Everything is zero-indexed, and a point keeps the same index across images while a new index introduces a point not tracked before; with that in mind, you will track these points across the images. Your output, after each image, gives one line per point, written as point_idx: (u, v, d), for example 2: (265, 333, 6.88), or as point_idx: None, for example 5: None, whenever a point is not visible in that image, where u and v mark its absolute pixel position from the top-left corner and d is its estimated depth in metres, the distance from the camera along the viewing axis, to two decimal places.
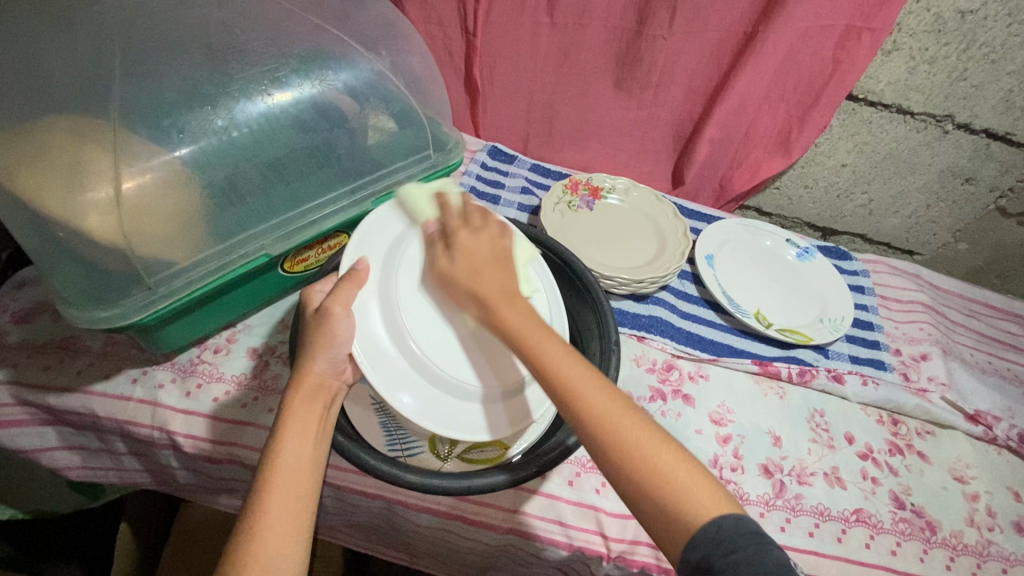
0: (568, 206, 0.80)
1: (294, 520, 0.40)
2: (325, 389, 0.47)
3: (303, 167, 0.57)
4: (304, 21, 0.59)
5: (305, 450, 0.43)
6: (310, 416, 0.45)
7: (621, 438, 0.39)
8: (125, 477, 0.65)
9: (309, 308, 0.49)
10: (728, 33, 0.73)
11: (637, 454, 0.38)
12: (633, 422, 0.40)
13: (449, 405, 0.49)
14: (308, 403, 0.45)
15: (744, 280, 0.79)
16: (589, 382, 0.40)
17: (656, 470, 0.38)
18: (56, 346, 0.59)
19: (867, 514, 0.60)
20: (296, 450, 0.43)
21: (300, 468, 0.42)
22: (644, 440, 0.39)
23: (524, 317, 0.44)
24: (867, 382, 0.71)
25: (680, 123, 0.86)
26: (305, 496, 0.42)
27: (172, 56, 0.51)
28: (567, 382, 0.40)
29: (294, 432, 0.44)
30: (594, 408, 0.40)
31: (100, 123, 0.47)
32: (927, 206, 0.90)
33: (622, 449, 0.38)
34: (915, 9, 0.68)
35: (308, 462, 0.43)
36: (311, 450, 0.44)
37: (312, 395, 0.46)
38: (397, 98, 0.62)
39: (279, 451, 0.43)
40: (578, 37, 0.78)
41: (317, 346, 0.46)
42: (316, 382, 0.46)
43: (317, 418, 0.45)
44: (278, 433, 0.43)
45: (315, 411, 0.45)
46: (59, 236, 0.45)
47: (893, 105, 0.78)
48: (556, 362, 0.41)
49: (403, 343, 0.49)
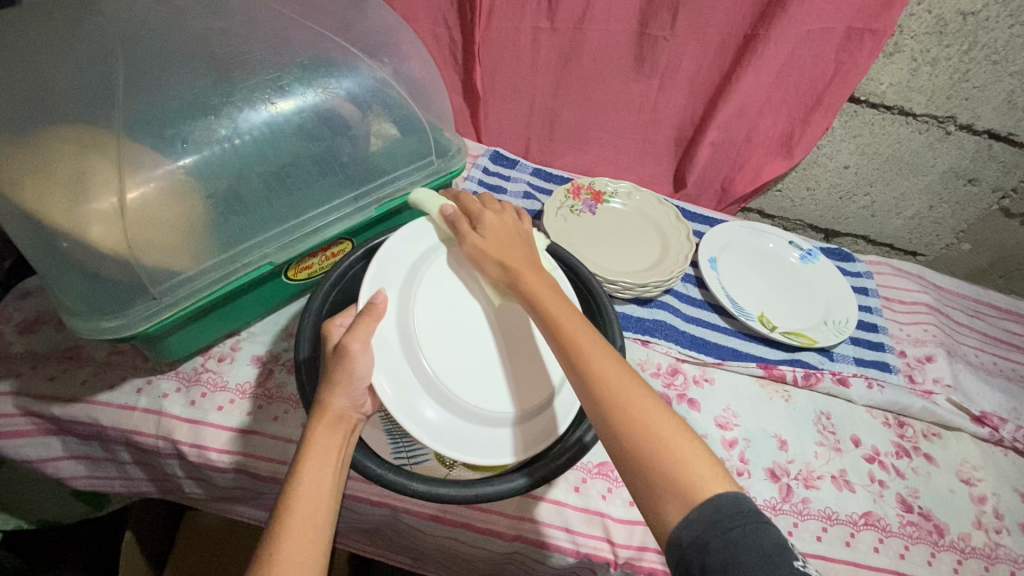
0: (571, 210, 0.80)
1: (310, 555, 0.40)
2: (345, 421, 0.46)
3: (306, 175, 0.56)
4: (307, 29, 0.59)
5: (327, 478, 0.43)
6: (330, 448, 0.44)
7: (622, 404, 0.40)
8: (129, 486, 0.64)
9: (330, 343, 0.48)
10: (730, 36, 0.73)
11: (644, 421, 0.40)
12: (640, 393, 0.41)
13: (467, 429, 0.49)
14: (331, 433, 0.45)
15: (747, 283, 0.79)
16: (603, 353, 0.43)
17: (660, 437, 0.39)
18: (60, 356, 0.59)
19: (875, 517, 0.60)
20: (316, 480, 0.43)
21: (318, 502, 0.42)
22: (649, 412, 0.40)
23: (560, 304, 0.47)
24: (872, 385, 0.71)
25: (681, 126, 0.86)
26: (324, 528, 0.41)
27: (175, 66, 0.52)
28: (581, 346, 0.44)
29: (317, 461, 0.44)
30: (605, 380, 0.41)
31: (104, 133, 0.47)
32: (930, 207, 0.90)
33: (629, 415, 0.40)
34: (916, 11, 0.68)
35: (326, 496, 0.42)
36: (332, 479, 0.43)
37: (333, 426, 0.45)
38: (400, 105, 0.62)
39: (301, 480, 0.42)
40: (580, 42, 0.78)
41: (335, 382, 0.46)
42: (337, 414, 0.46)
43: (337, 451, 0.45)
44: (298, 464, 0.43)
45: (335, 444, 0.45)
46: (64, 246, 0.45)
47: (895, 107, 0.78)
48: (568, 325, 0.45)
49: (416, 361, 0.49)
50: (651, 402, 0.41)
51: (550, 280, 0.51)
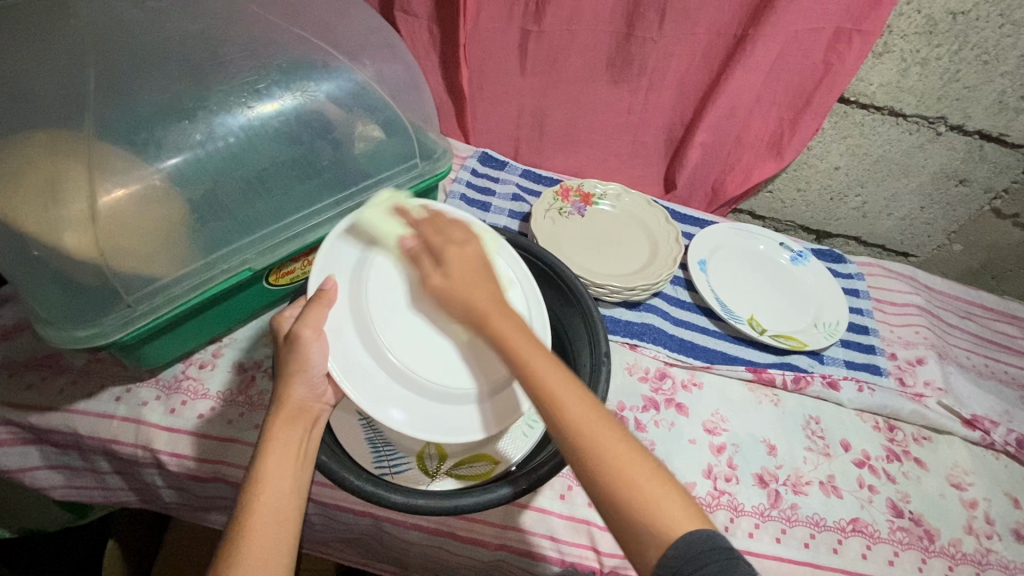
0: (559, 212, 0.80)
1: (275, 549, 0.38)
2: (306, 413, 0.45)
3: (286, 179, 0.56)
4: (287, 31, 0.58)
5: (287, 471, 0.41)
6: (291, 441, 0.43)
7: (595, 448, 0.37)
8: (110, 495, 0.63)
9: (280, 334, 0.48)
10: (718, 36, 0.73)
11: (614, 464, 0.36)
12: (610, 435, 0.37)
13: (436, 411, 0.48)
14: (292, 427, 0.44)
15: (737, 286, 0.78)
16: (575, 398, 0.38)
17: (631, 488, 0.36)
18: (38, 364, 0.59)
19: (864, 523, 0.60)
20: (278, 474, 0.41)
21: (283, 494, 0.40)
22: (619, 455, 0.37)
23: (517, 328, 0.41)
24: (862, 389, 0.70)
25: (671, 127, 0.85)
26: (289, 524, 0.39)
27: (150, 69, 0.51)
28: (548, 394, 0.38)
29: (278, 454, 0.42)
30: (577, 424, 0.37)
31: (76, 138, 0.46)
32: (921, 208, 0.89)
33: (604, 466, 0.36)
34: (905, 11, 0.68)
35: (291, 487, 0.41)
36: (295, 472, 0.42)
37: (292, 419, 0.44)
38: (383, 107, 0.61)
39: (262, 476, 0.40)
40: (567, 43, 0.77)
41: (292, 371, 0.44)
42: (297, 407, 0.45)
43: (298, 443, 0.43)
44: (259, 457, 0.41)
45: (296, 436, 0.44)
46: (35, 254, 0.44)
47: (886, 108, 0.77)
48: (541, 369, 0.39)
49: (381, 355, 0.48)
50: (624, 447, 0.37)
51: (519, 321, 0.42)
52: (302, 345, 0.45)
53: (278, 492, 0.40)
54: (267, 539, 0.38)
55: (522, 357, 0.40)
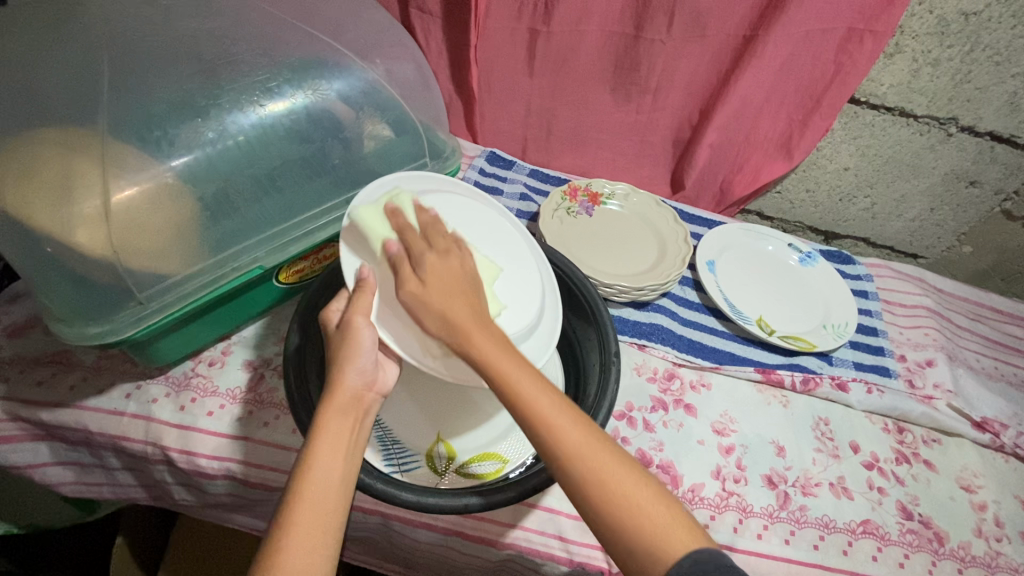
0: (567, 212, 0.80)
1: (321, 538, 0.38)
2: (359, 402, 0.45)
3: (296, 177, 0.56)
4: (298, 30, 0.58)
5: (337, 460, 0.41)
6: (342, 430, 0.43)
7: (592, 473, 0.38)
8: (119, 492, 0.64)
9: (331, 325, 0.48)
10: (728, 36, 0.72)
11: (608, 482, 0.38)
12: (601, 451, 0.39)
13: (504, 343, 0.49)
14: (342, 416, 0.43)
15: (745, 287, 0.78)
16: (570, 418, 0.39)
17: (628, 502, 0.37)
18: (48, 360, 0.59)
19: (874, 525, 0.59)
20: (330, 463, 0.41)
21: (332, 483, 0.40)
22: (615, 470, 0.38)
23: (498, 345, 0.40)
24: (872, 390, 0.70)
25: (680, 127, 0.85)
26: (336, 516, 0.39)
27: (163, 67, 0.51)
28: (539, 413, 0.38)
29: (333, 442, 0.42)
30: (571, 442, 0.38)
31: (88, 136, 0.46)
32: (931, 210, 0.89)
33: (603, 486, 0.37)
34: (917, 11, 0.67)
35: (340, 478, 0.41)
36: (346, 460, 0.42)
37: (344, 410, 0.44)
38: (393, 106, 0.61)
39: (315, 463, 0.40)
40: (576, 42, 0.77)
41: (343, 360, 0.45)
42: (349, 396, 0.44)
43: (350, 432, 0.43)
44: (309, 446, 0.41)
45: (345, 426, 0.43)
46: (48, 251, 0.44)
47: (896, 108, 0.77)
48: (530, 393, 0.39)
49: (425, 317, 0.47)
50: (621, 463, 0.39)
51: (497, 333, 0.41)
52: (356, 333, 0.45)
53: (331, 480, 0.40)
54: (316, 526, 0.38)
55: (513, 383, 0.39)
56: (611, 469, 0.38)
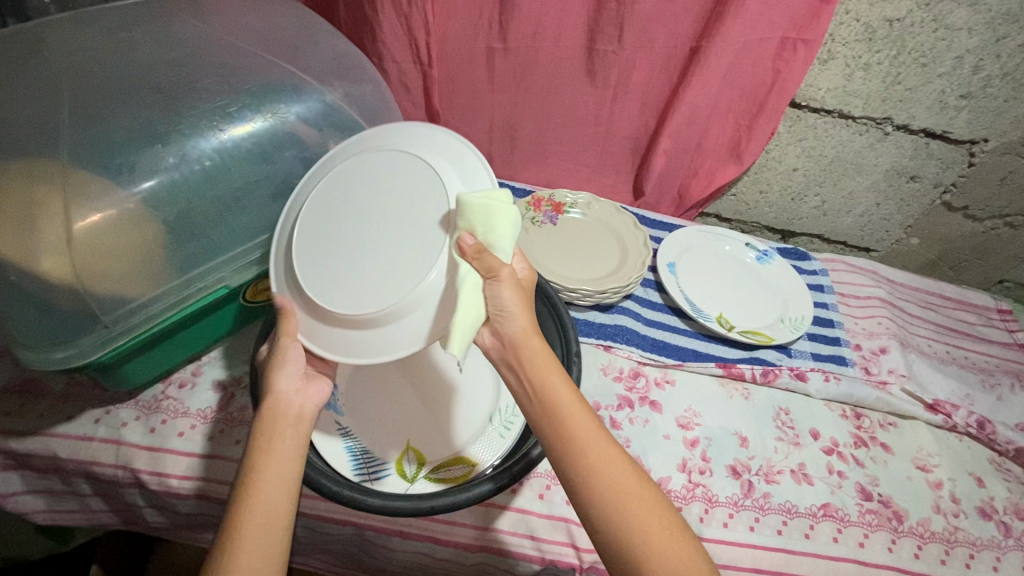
0: (531, 222, 0.82)
1: (267, 535, 0.40)
2: (287, 414, 0.47)
3: (259, 198, 0.58)
4: (256, 56, 0.60)
5: (273, 469, 0.43)
6: (277, 437, 0.45)
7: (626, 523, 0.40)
8: (92, 519, 0.63)
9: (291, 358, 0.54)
10: (674, 49, 0.77)
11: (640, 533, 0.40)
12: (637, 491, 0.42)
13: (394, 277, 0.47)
14: (276, 425, 0.45)
15: (706, 286, 0.81)
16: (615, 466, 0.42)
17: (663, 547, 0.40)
18: (15, 390, 0.59)
19: (834, 508, 0.62)
20: (268, 468, 0.43)
21: (278, 482, 0.42)
22: (650, 511, 0.41)
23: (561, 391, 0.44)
24: (829, 378, 0.73)
25: (636, 136, 0.88)
26: (279, 516, 0.41)
27: (124, 97, 0.52)
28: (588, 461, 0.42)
29: (267, 450, 0.44)
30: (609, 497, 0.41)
31: (51, 165, 0.47)
32: (877, 205, 0.94)
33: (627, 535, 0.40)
34: (845, 20, 0.72)
35: (282, 477, 0.43)
36: (283, 462, 0.43)
37: (274, 419, 0.46)
38: (351, 125, 0.64)
39: (255, 474, 0.42)
40: (531, 59, 0.80)
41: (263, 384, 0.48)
42: (276, 408, 0.47)
43: (284, 438, 0.45)
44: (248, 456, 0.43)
45: (280, 433, 0.45)
46: (12, 279, 0.45)
47: (835, 111, 0.81)
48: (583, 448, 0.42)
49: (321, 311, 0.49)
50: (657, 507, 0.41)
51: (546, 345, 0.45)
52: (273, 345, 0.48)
53: (272, 484, 0.42)
54: (260, 526, 0.40)
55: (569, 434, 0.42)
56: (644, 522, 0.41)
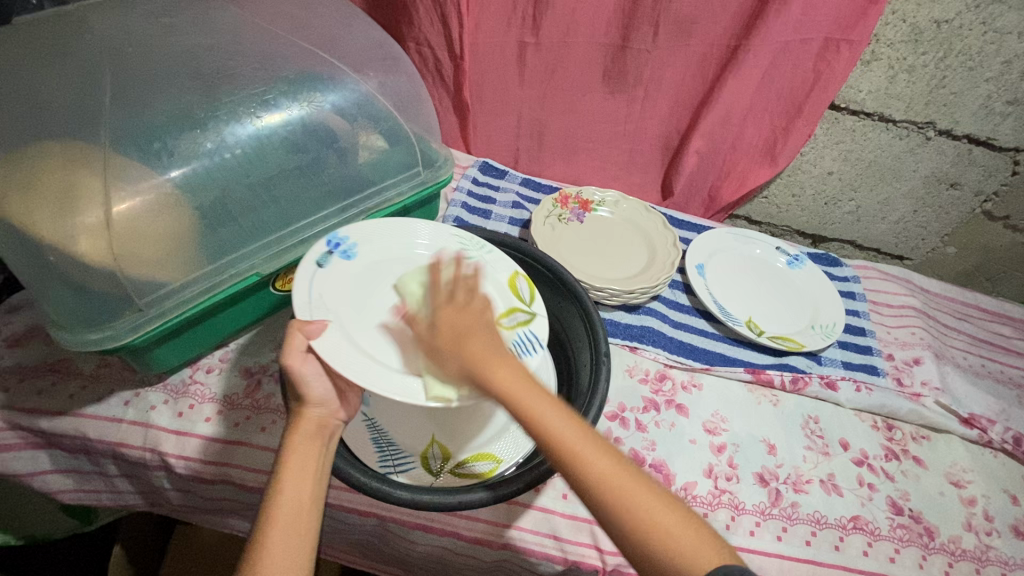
0: (559, 219, 0.81)
1: (294, 547, 0.41)
2: (324, 429, 0.48)
3: (292, 186, 0.57)
4: (293, 44, 0.60)
5: (306, 485, 0.44)
6: (309, 453, 0.46)
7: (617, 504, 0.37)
8: (118, 499, 0.64)
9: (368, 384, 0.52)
10: (711, 47, 0.75)
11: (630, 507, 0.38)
12: (652, 496, 0.38)
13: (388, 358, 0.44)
14: (308, 442, 0.46)
15: (734, 289, 0.79)
16: (626, 477, 0.38)
17: (691, 556, 0.37)
18: (47, 369, 0.60)
19: (864, 521, 0.60)
20: (299, 482, 0.44)
21: (304, 499, 0.43)
22: (656, 506, 0.38)
23: (520, 377, 0.40)
24: (860, 388, 0.71)
25: (667, 135, 0.87)
26: (307, 536, 0.42)
27: (163, 82, 0.52)
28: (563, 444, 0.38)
29: (299, 466, 0.45)
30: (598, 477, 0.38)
31: (91, 148, 0.48)
32: (914, 212, 0.91)
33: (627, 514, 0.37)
34: (891, 20, 0.70)
35: (309, 496, 0.44)
36: (312, 483, 0.45)
37: (311, 435, 0.47)
38: (385, 116, 0.63)
39: (285, 486, 0.43)
40: (564, 54, 0.79)
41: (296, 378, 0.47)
42: (314, 424, 0.47)
43: (317, 454, 0.46)
44: (280, 466, 0.44)
45: (314, 450, 0.46)
46: (49, 259, 0.45)
47: (875, 114, 0.79)
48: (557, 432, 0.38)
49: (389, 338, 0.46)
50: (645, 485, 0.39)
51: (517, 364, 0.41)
52: (295, 373, 0.46)
53: (299, 499, 0.43)
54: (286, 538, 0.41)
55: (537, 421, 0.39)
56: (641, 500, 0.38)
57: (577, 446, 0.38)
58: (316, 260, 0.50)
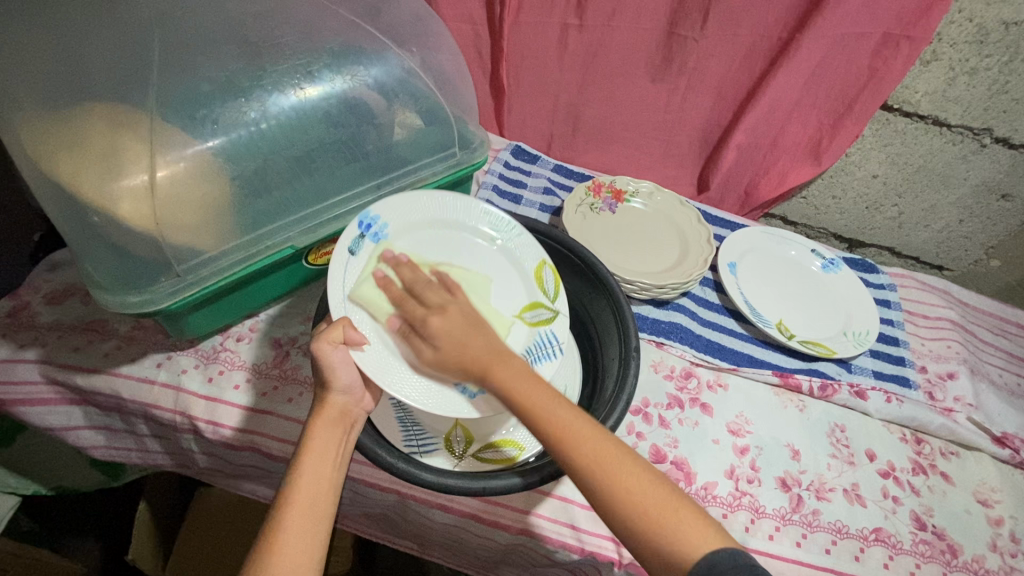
0: (590, 208, 0.80)
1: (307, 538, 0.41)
2: (346, 418, 0.48)
3: (330, 161, 0.56)
4: (337, 16, 0.59)
5: (329, 470, 0.44)
6: (331, 442, 0.45)
7: (604, 480, 0.39)
8: (146, 458, 0.66)
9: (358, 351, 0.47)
10: (760, 39, 0.73)
11: (620, 484, 0.39)
12: (635, 474, 0.40)
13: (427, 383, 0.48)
14: (331, 428, 0.46)
15: (766, 290, 0.78)
16: (606, 452, 0.40)
17: (681, 539, 0.38)
18: (83, 327, 0.61)
19: (886, 533, 0.59)
20: (316, 474, 0.43)
21: (321, 490, 0.43)
22: (642, 488, 0.39)
23: (518, 373, 0.42)
24: (891, 400, 0.70)
25: (707, 128, 0.85)
26: (319, 527, 0.42)
27: (210, 48, 0.52)
28: (548, 421, 0.40)
29: (313, 456, 0.44)
30: (586, 452, 0.40)
31: (137, 112, 0.48)
32: (960, 221, 0.88)
33: (619, 495, 0.39)
34: (957, 19, 0.67)
35: (328, 486, 0.43)
36: (334, 469, 0.44)
37: (333, 423, 0.46)
38: (426, 95, 0.62)
39: (300, 475, 0.43)
40: (607, 39, 0.78)
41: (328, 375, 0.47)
42: (337, 411, 0.47)
43: (338, 444, 0.46)
44: (299, 455, 0.44)
45: (335, 438, 0.46)
46: (94, 221, 0.46)
47: (929, 117, 0.76)
48: (537, 405, 0.40)
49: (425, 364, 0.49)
50: (630, 468, 0.40)
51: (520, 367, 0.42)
52: (322, 358, 0.46)
53: (313, 493, 0.42)
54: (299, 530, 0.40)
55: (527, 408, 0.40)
56: (627, 476, 0.40)
57: (568, 429, 0.40)
58: (350, 245, 0.51)
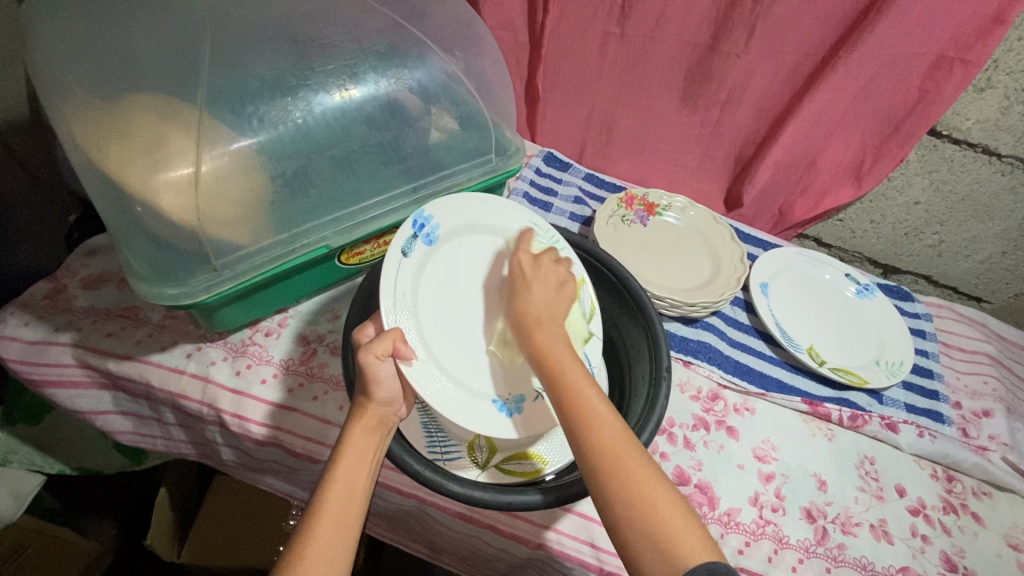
0: (622, 219, 0.79)
1: (336, 551, 0.40)
2: (382, 425, 0.47)
3: (369, 162, 0.56)
4: (384, 17, 0.59)
5: (361, 479, 0.43)
6: (366, 451, 0.45)
7: (613, 464, 0.39)
8: (171, 446, 0.66)
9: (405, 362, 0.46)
10: (807, 57, 0.71)
11: (630, 475, 0.39)
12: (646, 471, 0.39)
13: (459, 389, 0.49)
14: (368, 436, 0.46)
15: (799, 314, 0.76)
16: (620, 438, 0.40)
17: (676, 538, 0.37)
18: (117, 313, 0.62)
19: (913, 573, 0.57)
20: (348, 485, 0.43)
21: (352, 500, 0.42)
22: (653, 489, 0.39)
23: (562, 347, 0.46)
24: (923, 434, 0.68)
25: (745, 143, 0.83)
26: (350, 541, 0.41)
27: (258, 45, 0.53)
28: (569, 391, 0.43)
29: (347, 466, 0.44)
30: (600, 435, 0.40)
31: (186, 105, 0.48)
32: (1003, 253, 0.85)
33: (624, 483, 0.39)
34: (1016, 47, 0.65)
35: (359, 496, 0.43)
36: (366, 480, 0.44)
37: (370, 430, 0.46)
38: (466, 101, 0.61)
39: (334, 484, 0.42)
40: (648, 49, 0.76)
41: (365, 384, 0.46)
42: (376, 418, 0.47)
43: (373, 453, 0.45)
44: (335, 462, 0.44)
45: (371, 447, 0.45)
46: (137, 210, 0.46)
47: (980, 145, 0.74)
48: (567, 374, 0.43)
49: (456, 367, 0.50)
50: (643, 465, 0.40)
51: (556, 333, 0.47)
52: (367, 371, 0.45)
53: (344, 504, 0.42)
54: (329, 540, 0.40)
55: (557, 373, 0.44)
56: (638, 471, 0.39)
57: (588, 409, 0.42)
58: (402, 247, 0.50)
